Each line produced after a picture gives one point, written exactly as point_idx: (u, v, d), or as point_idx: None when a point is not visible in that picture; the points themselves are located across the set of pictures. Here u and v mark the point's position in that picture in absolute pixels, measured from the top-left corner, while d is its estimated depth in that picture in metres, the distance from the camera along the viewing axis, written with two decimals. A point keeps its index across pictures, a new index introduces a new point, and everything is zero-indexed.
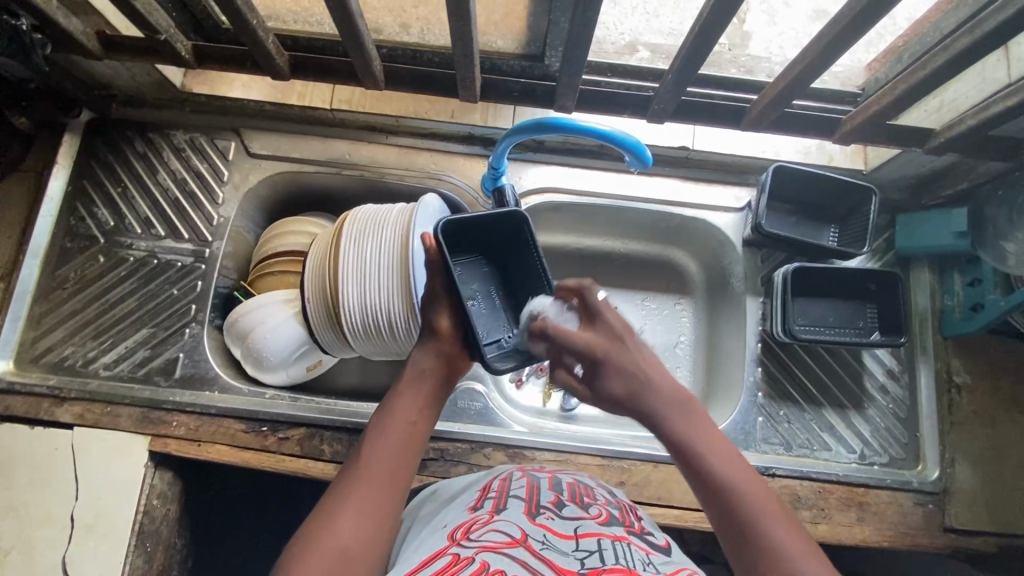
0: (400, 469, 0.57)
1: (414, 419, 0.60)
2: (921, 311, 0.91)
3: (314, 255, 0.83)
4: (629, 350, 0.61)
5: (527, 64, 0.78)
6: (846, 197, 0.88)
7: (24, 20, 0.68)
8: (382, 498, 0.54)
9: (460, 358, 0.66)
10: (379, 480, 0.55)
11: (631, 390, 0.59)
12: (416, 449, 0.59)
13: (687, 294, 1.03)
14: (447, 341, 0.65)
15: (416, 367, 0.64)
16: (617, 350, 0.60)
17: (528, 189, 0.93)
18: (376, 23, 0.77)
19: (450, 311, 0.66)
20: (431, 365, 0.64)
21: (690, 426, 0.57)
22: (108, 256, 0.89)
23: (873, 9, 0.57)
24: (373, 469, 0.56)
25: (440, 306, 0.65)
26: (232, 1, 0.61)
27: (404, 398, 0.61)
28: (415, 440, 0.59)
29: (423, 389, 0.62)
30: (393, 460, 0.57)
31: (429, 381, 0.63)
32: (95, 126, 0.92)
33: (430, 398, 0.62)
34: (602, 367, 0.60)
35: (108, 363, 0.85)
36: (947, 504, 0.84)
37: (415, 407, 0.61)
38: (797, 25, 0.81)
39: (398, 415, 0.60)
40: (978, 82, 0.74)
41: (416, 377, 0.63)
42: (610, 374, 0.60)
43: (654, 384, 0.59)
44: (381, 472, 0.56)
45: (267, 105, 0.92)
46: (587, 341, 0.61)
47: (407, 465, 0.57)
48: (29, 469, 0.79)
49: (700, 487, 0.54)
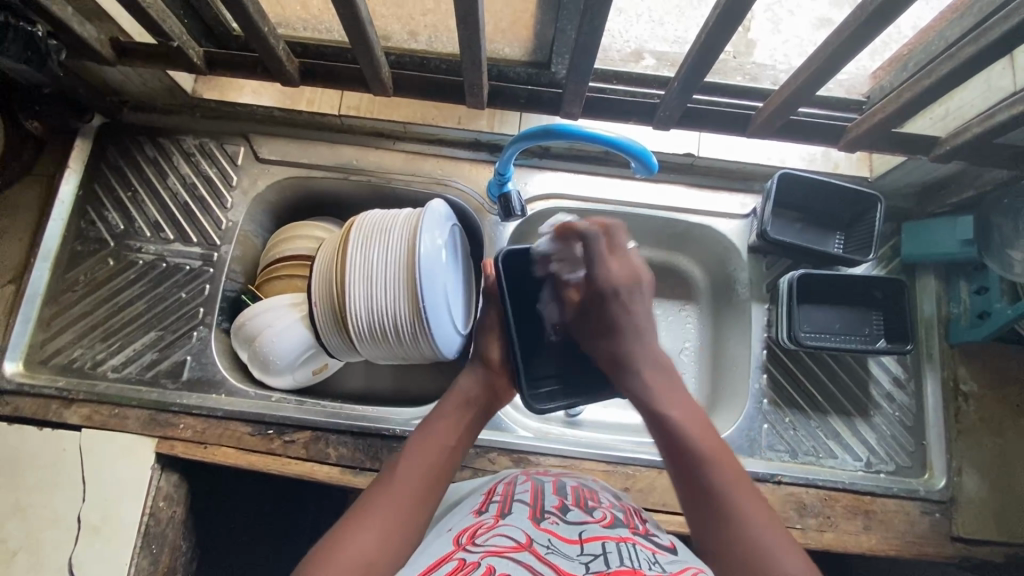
0: (432, 483, 0.61)
1: (450, 442, 0.66)
2: (927, 319, 0.91)
3: (321, 259, 0.83)
4: (637, 296, 0.74)
5: (533, 71, 0.79)
6: (851, 204, 0.88)
7: (39, 27, 0.70)
8: (412, 506, 0.59)
9: (499, 396, 0.74)
10: (416, 484, 0.61)
11: (621, 327, 0.72)
12: (447, 469, 0.64)
13: (692, 300, 1.03)
14: (496, 370, 0.74)
15: (460, 392, 0.71)
16: (625, 297, 0.73)
17: (533, 195, 0.94)
18: (385, 31, 0.78)
19: (498, 341, 0.75)
20: (473, 393, 0.71)
21: (669, 394, 0.68)
22: (117, 259, 0.90)
23: (880, 17, 0.57)
24: (407, 478, 0.61)
25: (491, 335, 0.76)
26: (243, 8, 0.62)
27: (442, 420, 0.68)
28: (449, 459, 0.65)
29: (460, 415, 0.69)
30: (432, 465, 0.63)
31: (468, 408, 0.70)
32: (106, 131, 0.93)
33: (466, 425, 0.69)
34: (612, 300, 0.73)
35: (116, 366, 0.86)
36: (954, 513, 0.83)
37: (452, 428, 0.67)
38: (802, 33, 0.79)
39: (437, 434, 0.66)
40: (983, 90, 0.75)
41: (457, 405, 0.70)
42: (613, 310, 0.73)
43: (643, 331, 0.73)
44: (416, 482, 0.61)
45: (276, 112, 0.93)
46: (608, 276, 0.73)
47: (438, 481, 0.62)
48: (35, 471, 0.79)
49: (665, 442, 0.64)
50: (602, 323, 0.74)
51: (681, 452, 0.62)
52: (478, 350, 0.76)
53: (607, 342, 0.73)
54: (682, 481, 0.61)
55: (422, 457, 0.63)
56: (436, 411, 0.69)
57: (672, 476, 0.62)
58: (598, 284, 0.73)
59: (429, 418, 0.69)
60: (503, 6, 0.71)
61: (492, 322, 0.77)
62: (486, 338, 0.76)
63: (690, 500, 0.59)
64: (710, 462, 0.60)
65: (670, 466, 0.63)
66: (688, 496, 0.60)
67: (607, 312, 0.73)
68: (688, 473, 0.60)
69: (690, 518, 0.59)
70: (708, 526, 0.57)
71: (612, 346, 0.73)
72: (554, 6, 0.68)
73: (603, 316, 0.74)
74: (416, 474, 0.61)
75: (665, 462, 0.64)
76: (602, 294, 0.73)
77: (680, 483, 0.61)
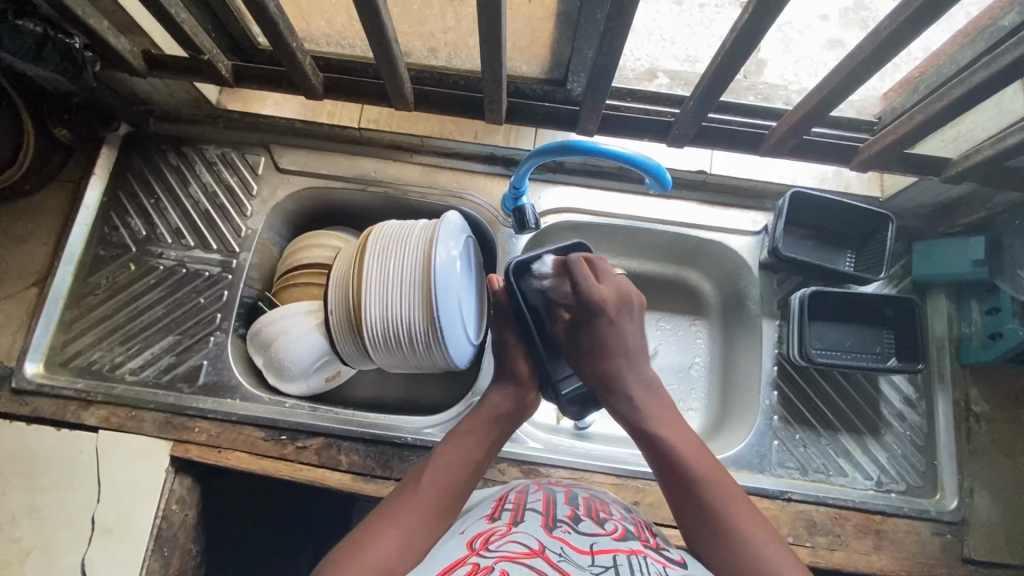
0: (456, 493, 0.63)
1: (477, 454, 0.67)
2: (939, 339, 0.91)
3: (338, 268, 0.85)
4: (626, 313, 0.76)
5: (549, 89, 0.81)
6: (862, 224, 0.89)
7: (76, 39, 0.73)
8: (435, 513, 0.60)
9: (528, 407, 0.76)
10: (440, 492, 0.62)
11: (609, 347, 0.73)
12: (470, 480, 0.65)
13: (702, 315, 1.04)
14: (528, 386, 0.75)
15: (489, 406, 0.72)
16: (612, 314, 0.74)
17: (546, 209, 0.95)
18: (406, 47, 0.79)
19: (523, 355, 0.77)
20: (503, 408, 0.72)
21: (658, 414, 0.68)
22: (139, 264, 0.92)
23: (891, 42, 0.59)
24: (433, 484, 0.62)
25: (513, 351, 0.77)
26: (272, 23, 0.64)
27: (469, 433, 0.69)
28: (474, 470, 0.66)
29: (487, 428, 0.70)
30: (458, 477, 0.64)
31: (494, 423, 0.71)
32: (132, 140, 0.96)
33: (491, 438, 0.70)
34: (598, 317, 0.74)
35: (134, 369, 0.87)
36: (966, 534, 0.83)
37: (481, 443, 0.69)
38: (813, 54, 0.81)
39: (465, 444, 0.67)
40: (994, 113, 0.76)
41: (485, 419, 0.71)
42: (600, 327, 0.74)
43: (629, 352, 0.73)
44: (441, 489, 0.62)
45: (298, 123, 0.95)
46: (590, 293, 0.74)
47: (462, 492, 0.63)
48: (52, 471, 0.80)
49: (658, 462, 0.65)
50: (590, 343, 0.74)
51: (674, 470, 0.62)
52: (503, 366, 0.77)
53: (596, 365, 0.73)
54: (677, 501, 0.61)
55: (449, 466, 0.64)
56: (464, 423, 0.71)
57: (667, 495, 0.63)
58: (582, 301, 0.75)
59: (456, 429, 0.70)
60: (522, 25, 0.73)
61: (512, 341, 0.77)
62: (509, 355, 0.76)
63: (686, 518, 0.60)
64: (703, 482, 0.60)
65: (665, 485, 0.63)
66: (687, 518, 0.60)
67: (597, 331, 0.74)
68: (682, 490, 0.61)
69: (689, 536, 0.59)
70: (706, 542, 0.57)
71: (602, 368, 0.73)
72: (571, 25, 0.69)
73: (590, 337, 0.74)
74: (443, 480, 0.63)
75: (661, 481, 0.64)
76: (585, 312, 0.75)
77: (677, 505, 0.61)
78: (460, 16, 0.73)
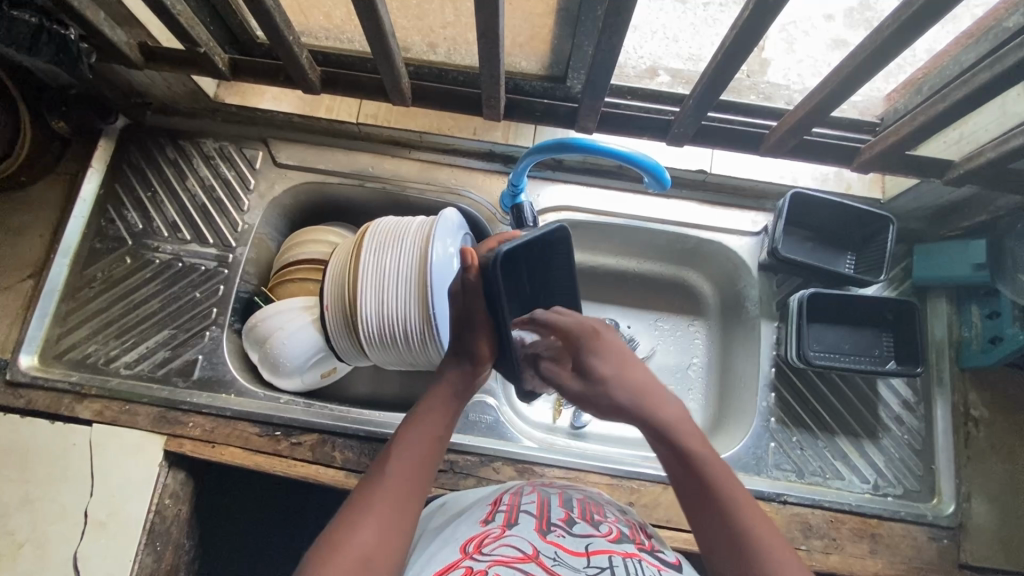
0: (424, 475, 0.61)
1: (438, 431, 0.65)
2: (939, 342, 0.90)
3: (336, 264, 0.84)
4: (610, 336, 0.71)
5: (548, 85, 0.80)
6: (863, 225, 0.88)
7: (72, 31, 0.73)
8: (406, 500, 0.58)
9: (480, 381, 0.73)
10: (408, 484, 0.59)
11: (619, 366, 0.68)
12: (436, 459, 0.64)
13: (700, 315, 1.03)
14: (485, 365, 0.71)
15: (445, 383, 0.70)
16: (608, 335, 0.71)
17: (545, 207, 0.94)
18: (405, 42, 0.79)
19: (488, 336, 0.70)
20: (459, 385, 0.70)
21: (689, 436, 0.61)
22: (134, 258, 0.91)
23: (893, 42, 0.58)
24: (399, 472, 0.60)
25: (479, 330, 0.70)
26: (268, 16, 0.64)
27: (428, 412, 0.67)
28: (437, 448, 0.65)
29: (446, 405, 0.68)
30: (423, 461, 0.62)
31: (455, 399, 0.69)
32: (129, 132, 0.95)
33: (449, 417, 0.67)
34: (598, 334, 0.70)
35: (129, 363, 0.87)
36: (963, 540, 0.82)
37: (440, 420, 0.67)
38: (816, 54, 0.77)
39: (425, 426, 0.65)
40: (998, 115, 0.75)
41: (442, 397, 0.68)
42: (604, 345, 0.69)
43: (641, 371, 0.68)
44: (407, 477, 0.60)
45: (295, 117, 0.94)
46: (579, 322, 0.72)
47: (428, 473, 0.62)
48: (47, 462, 0.80)
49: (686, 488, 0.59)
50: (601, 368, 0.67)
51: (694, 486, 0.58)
52: (463, 345, 0.71)
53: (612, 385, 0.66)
54: (696, 516, 0.57)
55: (414, 453, 0.62)
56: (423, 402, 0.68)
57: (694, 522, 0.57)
58: (572, 330, 0.71)
59: (417, 411, 0.67)
60: (521, 21, 0.72)
61: (482, 323, 0.71)
62: (473, 336, 0.70)
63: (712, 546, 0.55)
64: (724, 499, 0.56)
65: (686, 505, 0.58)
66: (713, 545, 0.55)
67: (602, 352, 0.69)
68: (704, 508, 0.57)
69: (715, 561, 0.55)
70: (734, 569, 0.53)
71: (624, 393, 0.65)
72: (572, 22, 0.69)
73: (598, 361, 0.68)
74: (409, 466, 0.61)
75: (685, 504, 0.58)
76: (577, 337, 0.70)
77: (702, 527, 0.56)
78: (459, 11, 0.72)
